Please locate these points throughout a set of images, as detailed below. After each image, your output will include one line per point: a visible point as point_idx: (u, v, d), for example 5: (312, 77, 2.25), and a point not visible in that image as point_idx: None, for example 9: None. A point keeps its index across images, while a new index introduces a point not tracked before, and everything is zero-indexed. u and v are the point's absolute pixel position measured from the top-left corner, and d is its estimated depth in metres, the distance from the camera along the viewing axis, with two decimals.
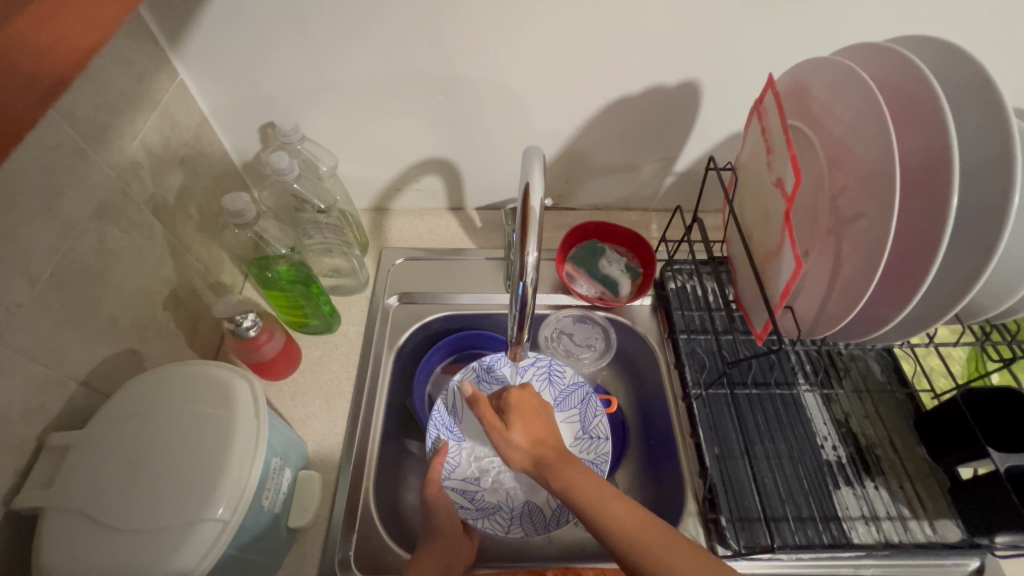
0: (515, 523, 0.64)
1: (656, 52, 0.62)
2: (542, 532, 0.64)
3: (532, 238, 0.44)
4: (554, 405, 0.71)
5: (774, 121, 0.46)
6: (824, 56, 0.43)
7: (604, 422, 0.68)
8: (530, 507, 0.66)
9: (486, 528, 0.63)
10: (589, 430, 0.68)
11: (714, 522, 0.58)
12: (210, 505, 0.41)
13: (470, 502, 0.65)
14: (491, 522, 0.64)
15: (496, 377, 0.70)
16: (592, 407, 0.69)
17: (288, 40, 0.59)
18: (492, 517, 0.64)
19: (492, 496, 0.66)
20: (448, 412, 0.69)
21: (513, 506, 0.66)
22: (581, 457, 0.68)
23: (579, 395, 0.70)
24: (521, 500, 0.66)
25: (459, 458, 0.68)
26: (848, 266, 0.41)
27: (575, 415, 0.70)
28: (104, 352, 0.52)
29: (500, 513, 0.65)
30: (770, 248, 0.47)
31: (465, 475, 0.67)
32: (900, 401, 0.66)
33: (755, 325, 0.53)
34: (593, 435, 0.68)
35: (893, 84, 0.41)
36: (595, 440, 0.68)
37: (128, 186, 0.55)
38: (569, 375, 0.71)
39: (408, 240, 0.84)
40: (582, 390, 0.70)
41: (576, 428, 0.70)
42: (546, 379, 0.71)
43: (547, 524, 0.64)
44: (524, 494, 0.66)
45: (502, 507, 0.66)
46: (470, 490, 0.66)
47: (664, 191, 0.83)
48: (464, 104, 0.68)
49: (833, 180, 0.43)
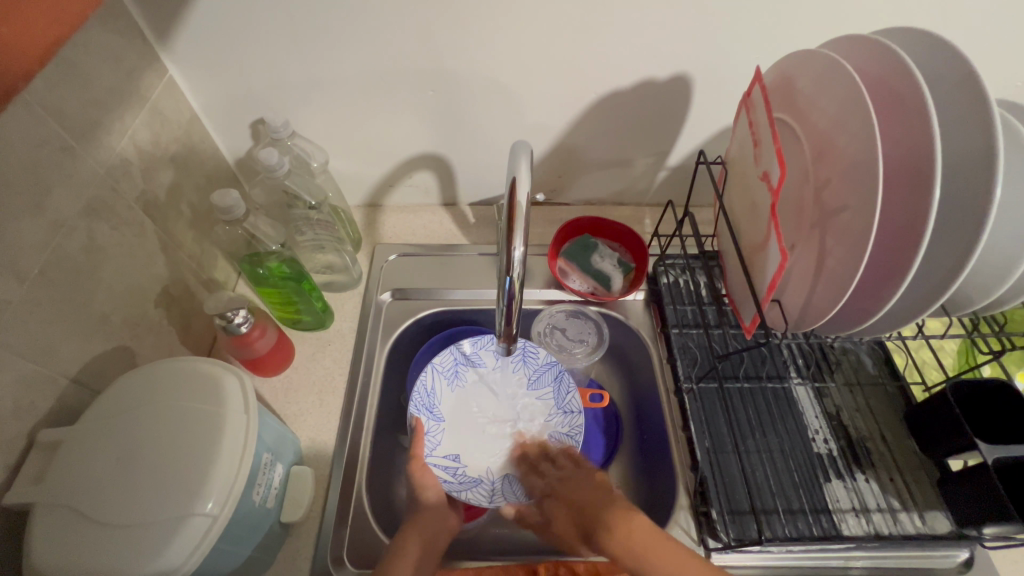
0: (497, 493, 0.65)
1: (647, 46, 0.61)
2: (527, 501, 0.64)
3: (517, 234, 0.44)
4: (528, 384, 0.72)
5: (760, 113, 0.46)
6: (810, 48, 0.43)
7: (579, 398, 0.70)
8: (509, 480, 0.67)
9: (470, 499, 0.64)
10: (564, 406, 0.70)
11: (705, 515, 0.58)
12: (200, 500, 0.42)
13: (453, 476, 0.66)
14: (474, 494, 0.65)
15: (475, 359, 0.71)
16: (566, 385, 0.70)
17: (277, 36, 0.59)
18: (475, 489, 0.65)
19: (475, 471, 0.67)
20: (427, 393, 0.68)
21: (494, 479, 0.67)
22: (556, 431, 0.70)
23: (552, 374, 0.70)
24: (501, 475, 0.67)
25: (439, 437, 0.68)
26: (833, 259, 0.41)
27: (549, 393, 0.71)
28: (95, 348, 0.53)
29: (482, 486, 0.66)
30: (757, 241, 0.47)
31: (446, 452, 0.68)
32: (891, 393, 0.67)
33: (744, 318, 0.53)
34: (567, 411, 0.70)
35: (879, 77, 0.41)
36: (569, 414, 0.70)
37: (117, 183, 0.55)
38: (542, 356, 0.70)
39: (401, 236, 0.84)
40: (554, 368, 0.70)
41: (551, 405, 0.71)
42: (521, 360, 0.71)
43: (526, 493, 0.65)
44: (502, 468, 0.67)
45: (483, 481, 0.66)
46: (453, 465, 0.67)
47: (657, 186, 0.83)
48: (455, 99, 0.68)
49: (818, 173, 0.42)
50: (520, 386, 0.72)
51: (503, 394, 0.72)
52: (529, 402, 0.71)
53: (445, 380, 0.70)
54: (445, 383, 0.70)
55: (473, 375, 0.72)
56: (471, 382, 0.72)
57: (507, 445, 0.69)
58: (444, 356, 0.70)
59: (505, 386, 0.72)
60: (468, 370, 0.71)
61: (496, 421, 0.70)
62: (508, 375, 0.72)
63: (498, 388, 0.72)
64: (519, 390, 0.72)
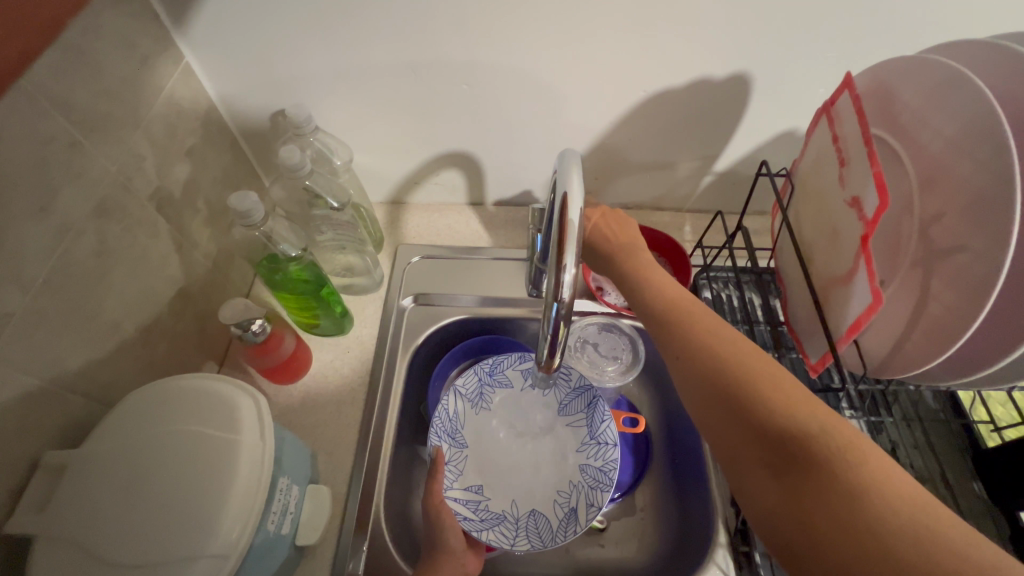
0: (520, 534, 0.60)
1: (707, 41, 0.55)
2: (549, 545, 0.59)
3: (570, 253, 0.39)
4: (558, 408, 0.66)
5: (851, 127, 0.40)
6: (921, 54, 0.37)
7: (614, 427, 0.62)
8: (534, 518, 0.62)
9: (491, 540, 0.58)
10: (596, 436, 0.63)
11: (746, 555, 0.56)
12: (213, 539, 0.38)
13: (474, 513, 0.61)
14: (497, 534, 0.59)
15: (502, 380, 0.67)
16: (599, 411, 0.63)
17: (303, 24, 0.54)
18: (496, 529, 0.60)
19: (498, 506, 0.63)
20: (450, 418, 0.65)
21: (518, 515, 0.62)
22: (589, 464, 0.63)
23: (585, 399, 0.64)
24: (526, 510, 0.62)
25: (461, 466, 0.64)
26: (936, 307, 0.35)
27: (581, 420, 0.65)
28: (104, 359, 0.49)
29: (505, 524, 0.61)
30: (836, 272, 0.41)
31: (468, 483, 0.63)
32: (954, 431, 0.61)
33: (809, 355, 0.47)
34: (601, 441, 0.63)
35: (1010, 95, 0.34)
36: (602, 446, 0.63)
37: (130, 180, 0.51)
38: (576, 377, 0.64)
39: (426, 237, 0.80)
40: (590, 392, 0.64)
41: (583, 433, 0.65)
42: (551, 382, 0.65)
43: (553, 536, 0.60)
44: (528, 503, 0.63)
45: (507, 517, 0.62)
46: (473, 499, 0.62)
47: (701, 191, 0.77)
48: (491, 94, 0.63)
49: (923, 204, 0.37)
50: (550, 412, 0.67)
51: (532, 420, 0.67)
52: (560, 429, 0.66)
53: (467, 403, 0.66)
54: (467, 406, 0.66)
55: (500, 395, 0.67)
56: (500, 405, 0.68)
57: (535, 475, 0.65)
58: (467, 377, 0.66)
59: (533, 413, 0.67)
60: (497, 391, 0.67)
61: (522, 446, 0.67)
62: (537, 398, 0.67)
63: (530, 416, 0.67)
64: (548, 417, 0.67)
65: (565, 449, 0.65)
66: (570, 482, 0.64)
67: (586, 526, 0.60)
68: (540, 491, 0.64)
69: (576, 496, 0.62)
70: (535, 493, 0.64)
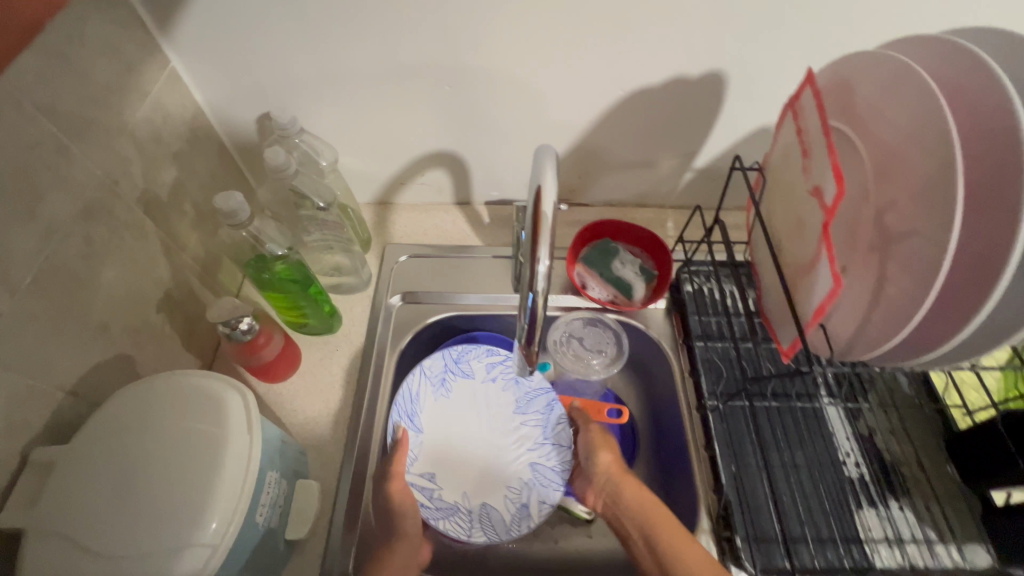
0: (475, 525, 0.61)
1: (681, 41, 0.57)
2: (503, 537, 0.61)
3: (544, 246, 0.41)
4: (515, 406, 0.69)
5: (813, 120, 0.41)
6: (876, 49, 0.39)
7: (568, 430, 0.67)
8: (486, 511, 0.63)
9: (447, 530, 0.61)
10: (549, 437, 0.67)
11: (728, 541, 0.57)
12: (202, 528, 0.39)
13: (429, 501, 0.63)
14: (452, 523, 0.61)
15: (465, 369, 0.70)
16: (556, 414, 0.68)
17: (284, 28, 0.56)
18: (453, 518, 0.62)
19: (451, 495, 0.64)
20: (412, 398, 0.66)
21: (471, 507, 0.63)
22: (540, 463, 0.66)
23: (545, 400, 0.68)
24: (479, 502, 0.63)
25: (418, 452, 0.65)
26: (892, 289, 0.37)
27: (537, 420, 0.68)
28: (93, 359, 0.50)
29: (459, 514, 0.62)
30: (802, 261, 0.43)
31: (422, 470, 0.64)
32: (929, 415, 0.63)
33: (781, 340, 0.49)
34: (554, 443, 0.66)
35: (957, 85, 0.36)
36: (556, 447, 0.66)
37: (117, 184, 0.52)
38: (536, 380, 0.69)
39: (413, 236, 0.81)
40: (549, 395, 0.68)
41: (537, 432, 0.68)
42: (512, 381, 0.70)
43: (506, 530, 0.61)
44: (480, 496, 0.64)
45: (460, 509, 0.63)
46: (429, 487, 0.64)
47: (682, 188, 0.79)
48: (473, 96, 0.65)
49: (879, 191, 0.38)
50: (506, 408, 0.69)
51: (487, 413, 0.69)
52: (513, 425, 0.68)
53: (430, 388, 0.68)
54: (430, 391, 0.68)
55: (460, 385, 0.70)
56: (461, 395, 0.69)
57: (486, 468, 0.66)
58: (433, 361, 0.69)
59: (490, 406, 0.69)
60: (458, 382, 0.69)
61: (477, 439, 0.67)
62: (496, 393, 0.69)
63: (485, 407, 0.69)
64: (504, 413, 0.69)
65: (518, 446, 0.67)
66: (520, 480, 0.65)
67: (538, 521, 0.61)
68: (490, 484, 0.65)
69: (527, 492, 0.64)
70: (487, 487, 0.64)
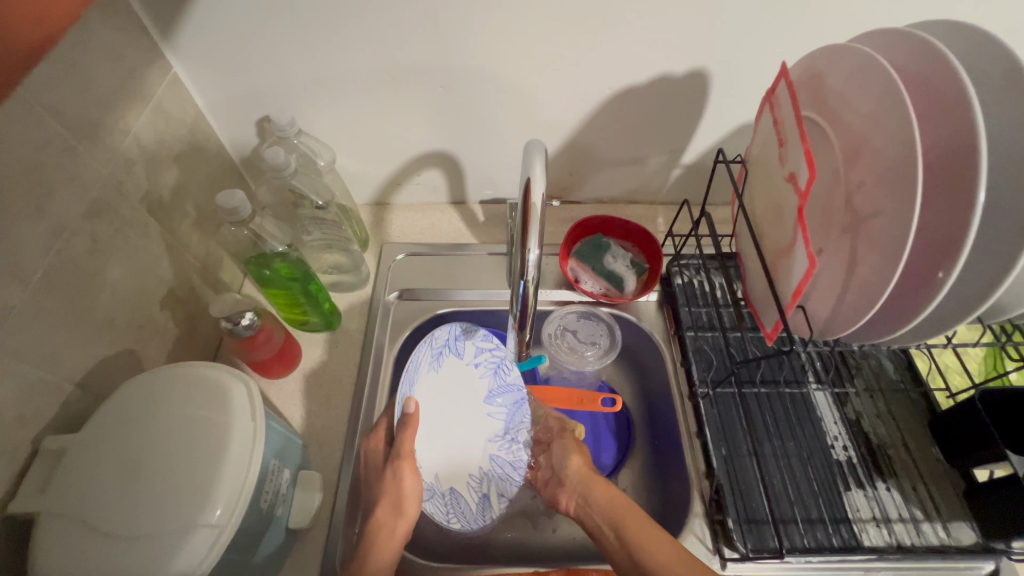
0: (450, 511, 0.62)
1: (664, 40, 0.59)
2: (472, 526, 0.62)
3: (533, 236, 0.43)
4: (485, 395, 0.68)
5: (787, 111, 0.43)
6: (843, 42, 0.41)
7: (529, 429, 0.68)
8: (452, 496, 0.63)
9: (431, 512, 0.62)
10: (512, 433, 0.67)
11: (721, 523, 0.58)
12: (207, 509, 0.40)
13: None
14: (432, 505, 0.62)
15: (455, 347, 0.70)
16: (522, 413, 0.68)
17: (281, 33, 0.58)
18: (434, 500, 0.63)
19: (428, 478, 0.63)
20: (416, 368, 0.67)
21: (439, 491, 0.63)
22: (499, 456, 0.66)
23: (513, 396, 0.68)
24: (446, 487, 0.63)
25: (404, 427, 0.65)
26: (864, 267, 0.39)
27: (502, 413, 0.68)
28: (100, 353, 0.52)
29: (437, 498, 0.63)
30: (782, 245, 0.45)
31: None
32: (914, 399, 0.65)
33: (764, 324, 0.51)
34: (517, 439, 0.67)
35: (919, 75, 0.38)
36: (516, 443, 0.67)
37: (121, 184, 0.54)
38: (514, 375, 0.69)
39: (410, 235, 0.83)
40: (520, 392, 0.68)
41: (499, 425, 0.67)
42: (493, 369, 0.69)
43: (471, 518, 0.63)
44: (447, 480, 0.64)
45: (433, 492, 0.63)
46: None
47: (671, 184, 0.81)
48: (465, 97, 0.67)
49: (850, 175, 0.40)
50: (477, 395, 0.68)
51: (461, 396, 0.68)
52: (479, 416, 0.67)
53: (430, 361, 0.68)
54: (429, 367, 0.68)
55: (447, 365, 0.69)
56: (446, 373, 0.69)
57: (453, 454, 0.65)
58: (440, 334, 0.69)
59: (465, 391, 0.68)
60: (446, 358, 0.69)
61: (448, 420, 0.67)
62: (472, 378, 0.69)
63: (460, 392, 0.68)
64: (474, 401, 0.68)
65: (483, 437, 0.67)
66: (482, 471, 0.65)
67: (496, 514, 0.63)
68: (453, 471, 0.64)
69: (487, 483, 0.64)
70: (452, 471, 0.64)
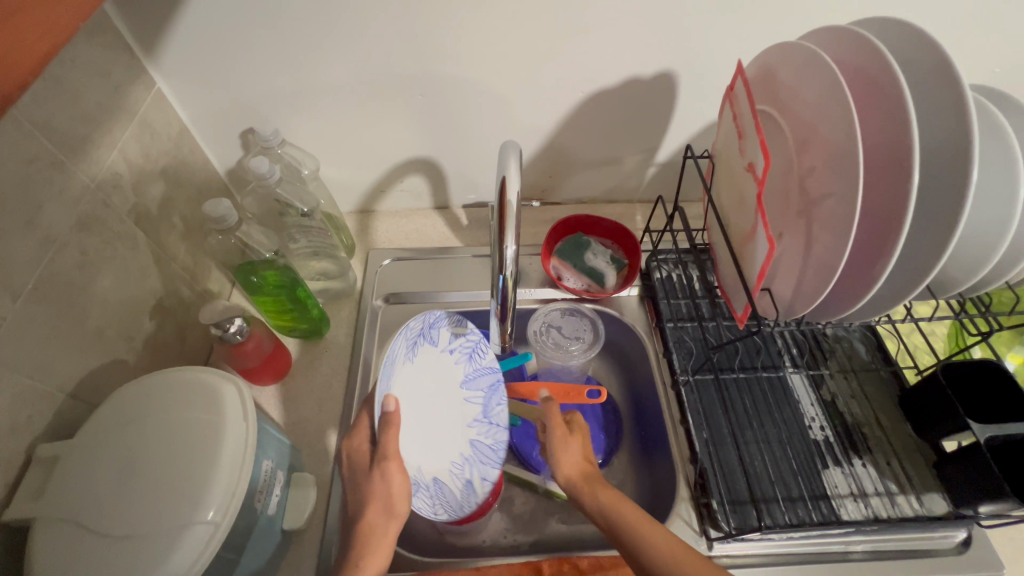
0: (436, 502, 0.59)
1: (631, 44, 0.62)
2: (457, 513, 0.60)
3: (510, 231, 0.44)
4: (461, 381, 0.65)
5: (744, 106, 0.46)
6: (790, 40, 0.44)
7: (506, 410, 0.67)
8: (437, 486, 0.60)
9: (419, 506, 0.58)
10: (490, 416, 0.65)
11: (706, 506, 0.60)
12: (201, 508, 0.41)
13: None
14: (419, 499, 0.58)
15: (429, 334, 0.63)
16: (498, 395, 0.66)
17: (263, 47, 0.60)
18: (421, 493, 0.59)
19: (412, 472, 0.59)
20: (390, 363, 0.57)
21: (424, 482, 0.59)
22: (479, 441, 0.64)
23: (490, 379, 0.66)
24: (430, 478, 0.60)
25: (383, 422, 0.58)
26: (818, 247, 0.41)
27: (479, 398, 0.66)
28: (91, 363, 0.53)
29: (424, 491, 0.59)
30: (746, 231, 0.47)
31: None
32: (885, 378, 0.68)
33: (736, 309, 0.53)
34: (494, 421, 0.65)
35: (859, 68, 0.41)
36: (494, 426, 0.65)
37: (109, 197, 0.55)
38: (490, 358, 0.66)
39: (395, 241, 0.85)
40: (494, 375, 0.66)
41: (476, 410, 0.65)
42: (468, 355, 0.66)
43: (455, 507, 0.60)
44: (432, 470, 0.60)
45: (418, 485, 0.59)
46: None
47: (647, 182, 0.84)
48: (443, 104, 0.69)
49: (802, 162, 0.43)
50: (453, 382, 0.64)
51: (439, 384, 0.63)
52: (458, 402, 0.64)
53: (405, 351, 0.60)
54: (405, 359, 0.60)
55: (423, 354, 0.63)
56: (424, 363, 0.63)
57: (435, 444, 0.61)
58: (415, 325, 0.62)
59: (442, 378, 0.64)
60: (421, 346, 0.62)
61: (424, 410, 0.61)
62: (448, 364, 0.64)
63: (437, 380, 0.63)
64: (451, 387, 0.64)
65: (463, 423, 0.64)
66: (464, 456, 0.62)
67: (482, 499, 0.61)
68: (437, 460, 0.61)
69: (469, 468, 0.62)
70: (435, 460, 0.61)
